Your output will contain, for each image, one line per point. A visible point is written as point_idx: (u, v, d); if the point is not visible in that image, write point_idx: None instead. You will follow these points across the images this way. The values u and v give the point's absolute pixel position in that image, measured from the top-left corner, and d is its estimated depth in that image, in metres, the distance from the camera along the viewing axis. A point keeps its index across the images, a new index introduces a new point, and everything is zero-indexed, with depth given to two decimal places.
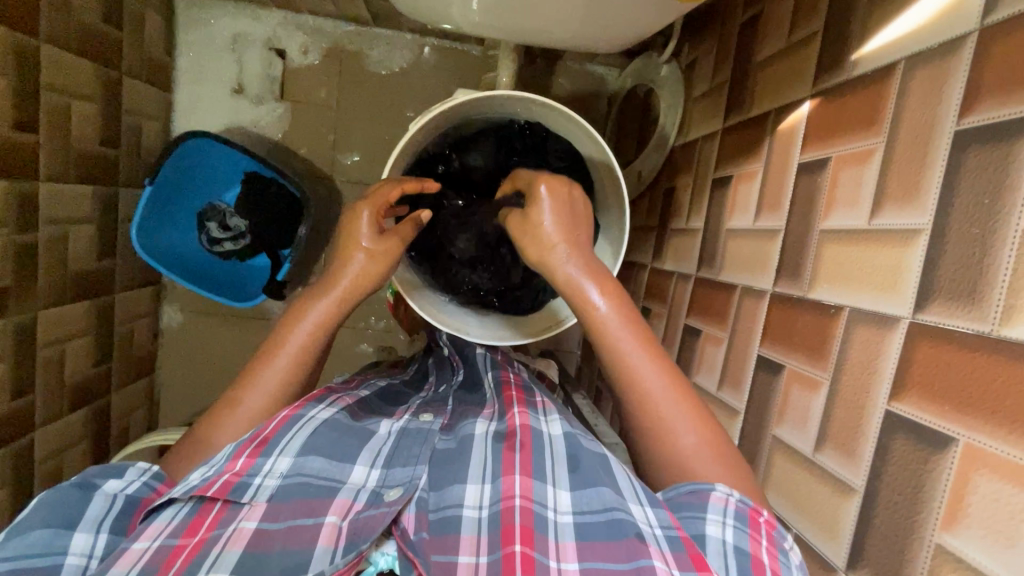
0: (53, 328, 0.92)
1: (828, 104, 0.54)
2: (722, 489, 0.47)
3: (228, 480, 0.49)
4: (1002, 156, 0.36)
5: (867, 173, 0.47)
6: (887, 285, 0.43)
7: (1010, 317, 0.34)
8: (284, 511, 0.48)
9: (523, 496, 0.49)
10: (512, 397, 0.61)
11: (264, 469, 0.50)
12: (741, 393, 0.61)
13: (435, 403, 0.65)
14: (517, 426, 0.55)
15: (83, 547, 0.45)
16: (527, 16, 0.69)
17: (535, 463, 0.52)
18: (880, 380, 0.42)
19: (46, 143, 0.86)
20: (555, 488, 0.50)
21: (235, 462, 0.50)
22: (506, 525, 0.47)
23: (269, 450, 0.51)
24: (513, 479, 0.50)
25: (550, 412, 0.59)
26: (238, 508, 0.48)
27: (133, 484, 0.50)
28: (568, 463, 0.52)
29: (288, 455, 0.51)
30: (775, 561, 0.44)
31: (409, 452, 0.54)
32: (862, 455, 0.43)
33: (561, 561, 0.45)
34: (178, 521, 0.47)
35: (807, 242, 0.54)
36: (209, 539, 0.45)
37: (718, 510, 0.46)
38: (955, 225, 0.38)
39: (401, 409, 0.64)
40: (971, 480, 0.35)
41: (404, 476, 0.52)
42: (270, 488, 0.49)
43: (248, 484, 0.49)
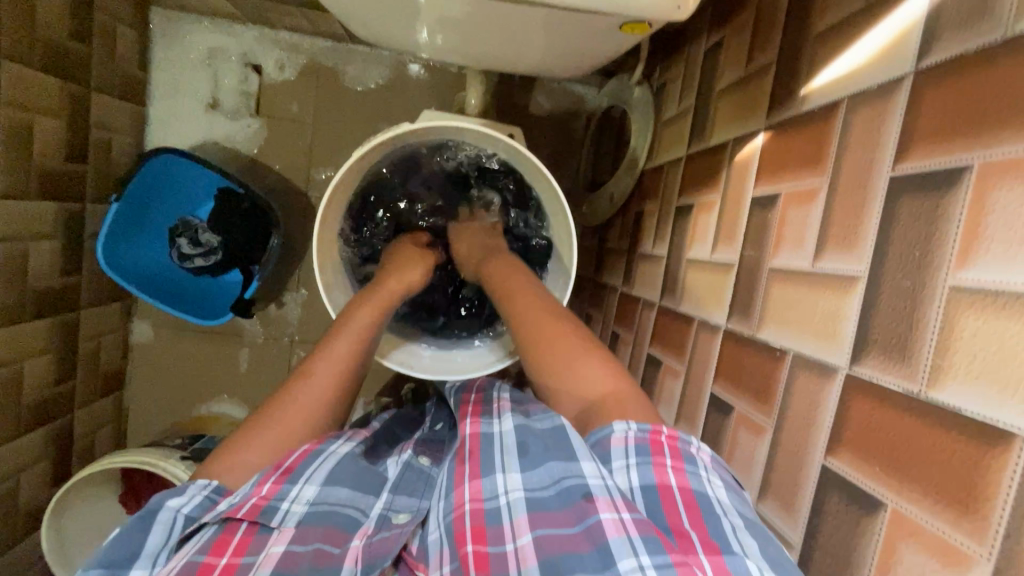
0: (10, 346, 0.90)
1: (779, 138, 0.53)
2: (620, 429, 0.44)
3: (256, 504, 0.47)
4: (932, 208, 0.34)
5: (811, 213, 0.46)
6: (827, 334, 0.41)
7: (937, 379, 0.32)
8: (311, 535, 0.47)
9: (474, 499, 0.48)
10: (466, 412, 0.59)
11: (291, 495, 0.49)
12: (695, 431, 0.59)
13: (433, 441, 0.65)
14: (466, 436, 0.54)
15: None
16: (487, 43, 0.68)
17: (483, 464, 0.51)
18: (819, 433, 0.41)
19: (5, 160, 0.85)
20: (504, 475, 0.48)
21: (261, 487, 0.48)
22: (459, 530, 0.46)
23: (295, 478, 0.50)
24: (462, 488, 0.49)
25: (504, 413, 0.57)
26: (267, 533, 0.47)
27: (195, 499, 0.47)
28: (516, 451, 0.50)
29: (313, 484, 0.50)
30: (684, 476, 0.41)
31: (414, 486, 0.56)
32: (799, 510, 0.41)
33: (516, 541, 0.43)
34: (205, 541, 0.45)
35: (757, 279, 0.53)
36: (242, 565, 0.44)
37: (620, 453, 0.44)
38: (888, 276, 0.37)
39: (403, 443, 0.65)
40: (896, 549, 0.33)
41: (410, 504, 0.54)
42: (298, 514, 0.48)
43: (276, 508, 0.48)
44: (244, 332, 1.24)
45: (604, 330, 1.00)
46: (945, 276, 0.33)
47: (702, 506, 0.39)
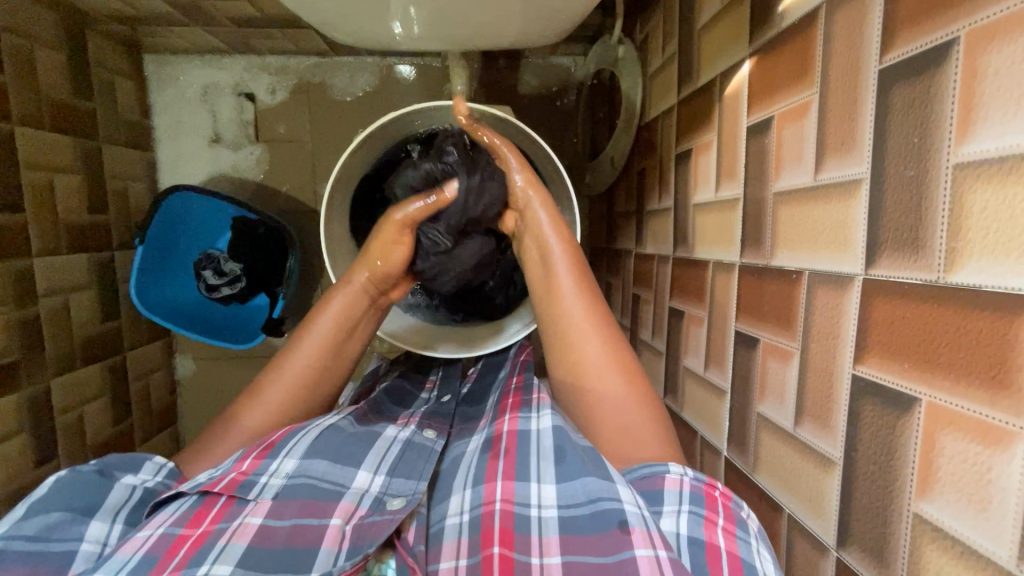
0: (67, 393, 0.95)
1: (764, 61, 0.51)
2: (676, 471, 0.49)
3: (234, 478, 0.51)
4: (925, 89, 0.33)
5: (807, 128, 0.45)
6: (838, 244, 0.41)
7: (954, 263, 0.31)
8: (288, 510, 0.50)
9: (505, 499, 0.51)
10: (506, 405, 0.64)
11: (270, 469, 0.52)
12: (725, 372, 0.59)
13: (439, 417, 0.66)
14: (504, 433, 0.58)
15: (97, 535, 0.48)
16: (461, 25, 0.69)
17: (517, 467, 0.54)
18: (845, 345, 0.40)
19: (33, 220, 0.90)
20: (538, 484, 0.52)
21: (241, 462, 0.52)
22: (486, 528, 0.49)
23: (275, 452, 0.53)
24: (494, 486, 0.52)
25: (544, 410, 0.60)
26: (244, 505, 0.50)
27: (150, 480, 0.53)
28: (554, 458, 0.54)
29: (293, 458, 0.53)
30: (734, 542, 0.44)
31: (414, 464, 0.56)
32: (836, 425, 0.41)
33: (543, 556, 0.46)
34: (183, 512, 0.49)
35: (764, 206, 0.52)
36: (214, 532, 0.47)
37: (674, 498, 0.47)
38: (891, 169, 0.36)
39: (405, 413, 0.68)
40: (937, 441, 0.32)
41: (407, 487, 0.53)
42: (276, 487, 0.51)
43: (254, 482, 0.51)
44: (278, 352, 1.28)
45: (625, 295, 0.99)
46: (947, 155, 0.32)
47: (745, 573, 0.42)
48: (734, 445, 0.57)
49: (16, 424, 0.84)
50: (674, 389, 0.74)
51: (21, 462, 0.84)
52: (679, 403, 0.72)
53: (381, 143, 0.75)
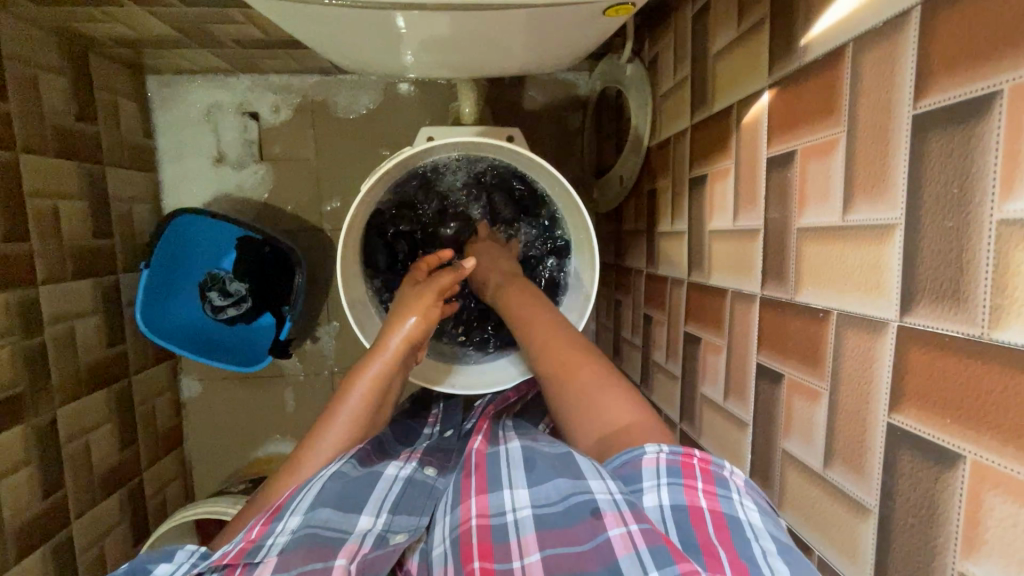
0: (73, 422, 0.94)
1: (786, 93, 0.51)
2: (652, 449, 0.47)
3: (243, 547, 0.48)
4: (965, 140, 0.32)
5: (833, 165, 0.44)
6: (871, 288, 0.40)
7: (999, 320, 0.30)
8: (292, 561, 0.47)
9: (480, 513, 0.51)
10: (480, 429, 0.65)
11: (276, 530, 0.50)
12: (746, 404, 0.58)
13: (441, 451, 0.67)
14: (474, 452, 0.59)
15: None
16: (472, 54, 0.68)
17: (491, 480, 0.54)
18: (878, 391, 0.39)
19: (39, 249, 0.89)
20: (512, 490, 0.52)
21: (251, 530, 0.50)
22: (466, 544, 0.49)
23: (281, 514, 0.51)
24: (470, 502, 0.52)
25: (509, 438, 0.62)
26: (254, 570, 0.47)
27: (183, 565, 0.48)
28: (524, 467, 0.55)
29: (298, 514, 0.52)
30: (715, 500, 0.43)
31: (414, 501, 0.57)
32: (871, 472, 0.40)
33: (524, 558, 0.46)
34: None
35: (787, 240, 0.51)
36: None
37: (651, 473, 0.46)
38: (928, 218, 0.35)
39: (407, 450, 0.68)
40: (984, 502, 0.31)
41: (409, 523, 0.55)
42: (281, 544, 0.49)
43: (261, 546, 0.48)
44: (285, 372, 1.27)
45: (636, 314, 0.98)
46: (990, 210, 0.31)
47: (732, 526, 0.42)
48: (757, 480, 0.56)
49: (23, 456, 0.83)
50: (690, 415, 0.73)
51: (28, 494, 0.83)
52: (696, 430, 0.71)
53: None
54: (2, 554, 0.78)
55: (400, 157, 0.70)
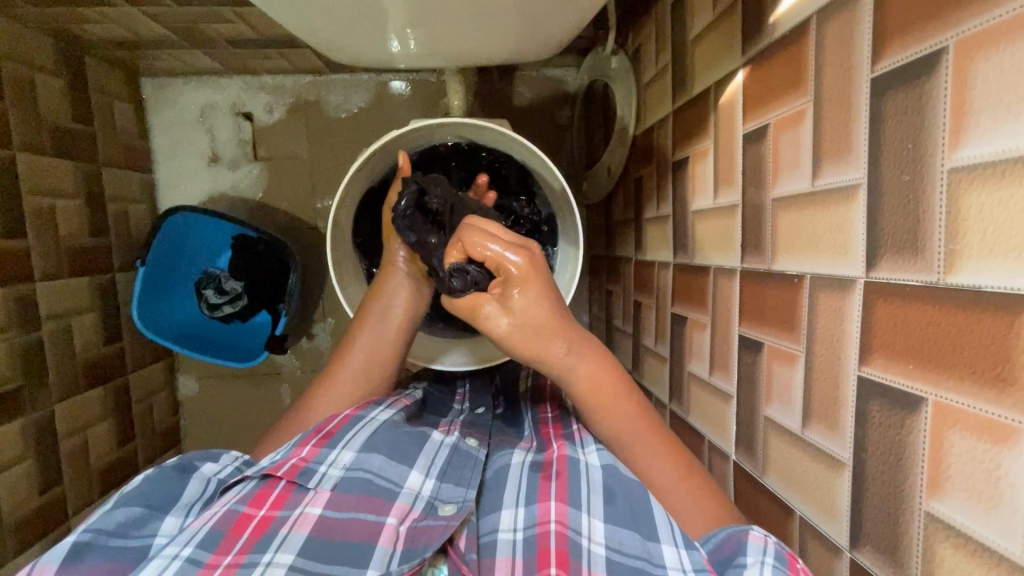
0: (71, 418, 0.95)
1: (758, 70, 0.53)
2: (761, 531, 0.44)
3: (296, 464, 0.52)
4: (917, 97, 0.34)
5: (803, 134, 0.46)
6: (839, 247, 0.41)
7: (954, 264, 0.32)
8: (345, 502, 0.50)
9: (558, 521, 0.50)
10: (549, 434, 0.64)
11: (329, 459, 0.53)
12: (730, 376, 0.59)
13: (478, 427, 0.66)
14: (555, 457, 0.57)
15: (170, 528, 0.49)
16: (457, 43, 0.70)
17: (571, 492, 0.53)
18: (849, 347, 0.40)
19: (36, 246, 0.90)
20: (590, 517, 0.50)
21: (302, 449, 0.54)
22: (542, 548, 0.48)
23: (333, 443, 0.55)
24: (548, 505, 0.51)
25: (589, 444, 0.60)
26: (304, 491, 0.51)
27: (227, 468, 0.55)
28: (604, 495, 0.52)
29: (350, 450, 0.54)
30: None
31: (461, 473, 0.56)
32: (844, 426, 0.41)
33: None
34: (247, 492, 0.50)
35: (763, 212, 0.53)
36: (277, 518, 0.48)
37: (756, 550, 0.43)
38: (887, 174, 0.36)
39: (444, 422, 0.68)
40: (945, 440, 0.33)
41: (457, 494, 0.53)
42: (333, 478, 0.52)
43: (314, 470, 0.52)
44: (282, 369, 1.28)
45: (626, 301, 1.00)
46: (941, 160, 0.33)
47: None
48: (742, 450, 0.57)
49: (21, 450, 0.84)
50: (679, 394, 0.74)
51: (26, 488, 0.84)
52: (685, 409, 0.72)
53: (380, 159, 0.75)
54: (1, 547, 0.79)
55: (385, 138, 0.70)
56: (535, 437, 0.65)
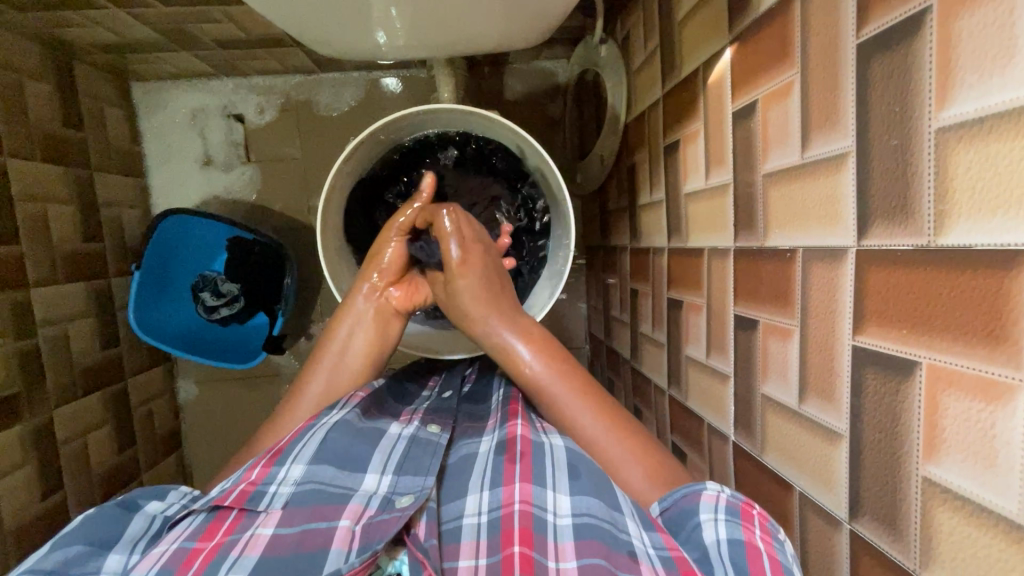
0: (70, 424, 0.95)
1: (745, 47, 0.52)
2: (714, 487, 0.47)
3: (244, 490, 0.51)
4: (902, 60, 0.34)
5: (791, 107, 0.45)
6: (830, 218, 0.41)
7: (944, 225, 0.32)
8: (298, 516, 0.49)
9: (523, 500, 0.50)
10: (513, 411, 0.61)
11: (279, 477, 0.53)
12: (727, 356, 0.59)
13: (442, 412, 0.66)
14: (518, 436, 0.56)
15: (115, 565, 0.47)
16: (444, 32, 0.70)
17: (535, 470, 0.53)
18: (843, 318, 0.40)
19: (29, 252, 0.90)
20: (554, 492, 0.51)
21: (251, 472, 0.53)
22: (506, 528, 0.48)
23: (283, 459, 0.54)
24: (513, 487, 0.51)
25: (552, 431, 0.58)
26: (255, 516, 0.50)
27: (174, 505, 0.54)
28: (569, 471, 0.52)
29: (300, 463, 0.53)
30: (773, 547, 0.43)
31: (420, 462, 0.55)
32: (840, 397, 0.41)
33: (559, 561, 0.46)
34: (196, 527, 0.49)
35: (754, 190, 0.52)
36: (226, 543, 0.47)
37: (709, 508, 0.46)
38: (876, 140, 0.36)
39: (407, 409, 0.66)
40: (940, 403, 0.33)
41: (415, 484, 0.53)
42: (285, 495, 0.51)
43: (263, 492, 0.51)
44: (282, 371, 1.28)
45: (623, 290, 0.99)
46: (929, 122, 0.32)
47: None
48: (740, 430, 0.56)
49: (20, 457, 0.83)
50: (677, 379, 0.73)
51: (27, 494, 0.84)
52: (683, 393, 0.72)
53: (371, 152, 0.75)
54: (4, 552, 0.78)
55: (374, 126, 0.69)
56: (501, 411, 0.64)
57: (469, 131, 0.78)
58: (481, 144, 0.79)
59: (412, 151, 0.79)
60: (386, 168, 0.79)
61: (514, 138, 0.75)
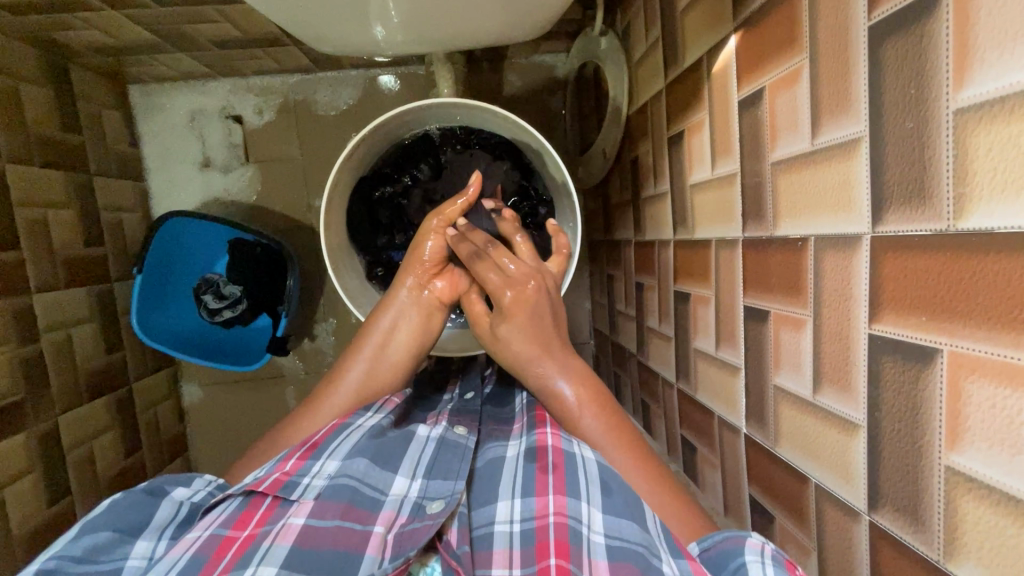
0: (76, 430, 0.94)
1: (750, 34, 0.52)
2: (758, 536, 0.45)
3: (278, 478, 0.51)
4: (917, 41, 0.33)
5: (800, 94, 0.44)
6: (843, 205, 0.40)
7: (962, 210, 0.31)
8: (329, 510, 0.48)
9: (558, 512, 0.49)
10: (543, 416, 0.60)
11: (313, 470, 0.52)
12: (737, 348, 0.58)
13: (467, 414, 0.65)
14: (549, 446, 0.55)
15: (142, 552, 0.48)
16: (444, 26, 0.69)
17: (569, 483, 0.51)
18: (858, 307, 0.39)
19: (30, 258, 0.89)
20: (589, 506, 0.50)
21: (286, 463, 0.53)
22: (541, 541, 0.48)
23: (318, 453, 0.54)
24: (547, 499, 0.51)
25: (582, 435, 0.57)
26: (288, 505, 0.50)
27: (200, 493, 0.54)
28: (603, 485, 0.51)
29: (335, 459, 0.53)
30: None
31: (449, 465, 0.55)
32: (857, 387, 0.40)
33: None
34: (230, 513, 0.49)
35: (762, 179, 0.52)
36: (259, 534, 0.47)
37: (754, 551, 0.44)
38: (889, 124, 0.36)
39: (432, 415, 0.67)
40: (962, 390, 0.32)
41: (445, 488, 0.53)
42: (317, 487, 0.51)
43: (296, 482, 0.51)
44: (287, 372, 1.27)
45: (628, 284, 0.98)
46: (946, 103, 0.32)
47: None
48: (753, 422, 0.56)
49: (26, 464, 0.83)
50: (685, 372, 0.73)
51: (34, 501, 0.83)
52: (693, 386, 0.71)
53: (371, 149, 0.74)
54: (12, 560, 0.78)
55: (373, 123, 0.68)
56: (527, 417, 0.63)
57: (472, 126, 0.77)
58: (483, 138, 0.78)
59: (414, 147, 0.78)
60: (389, 163, 0.78)
61: (513, 128, 0.74)
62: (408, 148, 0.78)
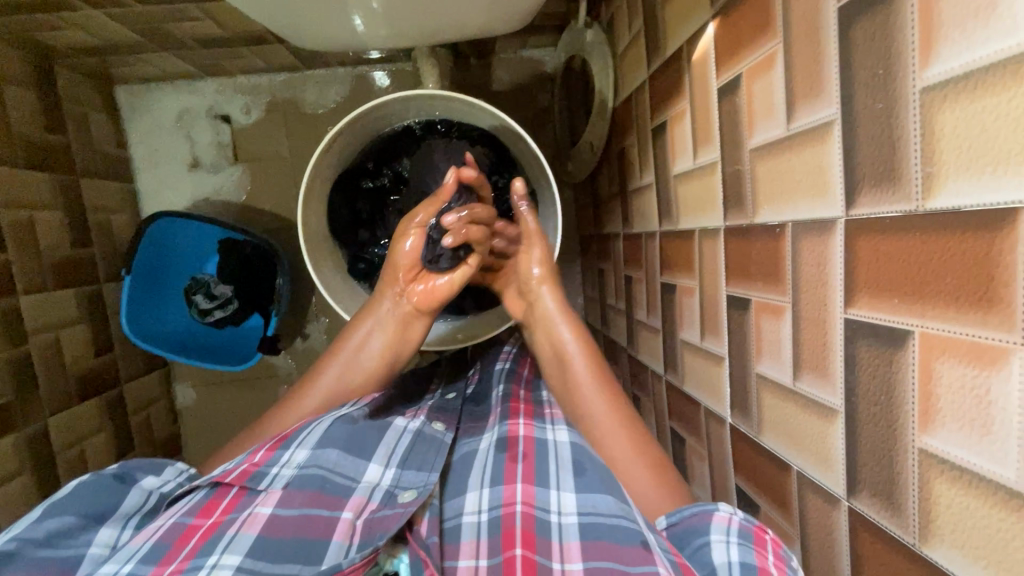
0: (67, 431, 0.94)
1: (727, 21, 0.51)
2: (727, 509, 0.45)
3: (245, 470, 0.51)
4: (884, 21, 0.33)
5: (775, 79, 0.44)
6: (819, 189, 0.40)
7: (931, 189, 0.31)
8: (297, 497, 0.49)
9: (525, 502, 0.50)
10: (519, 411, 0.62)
11: (282, 460, 0.52)
12: (720, 338, 0.58)
13: (448, 412, 0.65)
14: (520, 436, 0.57)
15: (107, 539, 0.48)
16: (423, 19, 0.68)
17: (538, 472, 0.53)
18: (834, 291, 0.39)
19: (16, 259, 0.89)
20: (558, 492, 0.50)
21: (254, 455, 0.53)
22: (507, 529, 0.48)
23: (288, 444, 0.53)
24: (514, 487, 0.51)
25: (558, 422, 0.60)
26: (255, 494, 0.49)
27: (169, 483, 0.54)
28: (573, 469, 0.52)
29: (305, 448, 0.53)
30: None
31: (425, 457, 0.55)
32: (834, 372, 0.40)
33: (565, 563, 0.45)
34: (195, 503, 0.49)
35: (741, 166, 0.51)
36: (225, 521, 0.46)
37: (721, 529, 0.44)
38: (859, 105, 0.35)
39: (413, 409, 0.66)
40: (933, 372, 0.32)
41: (418, 479, 0.53)
42: (286, 476, 0.50)
43: (265, 473, 0.51)
44: (279, 372, 1.27)
45: (618, 278, 0.98)
46: (913, 81, 0.31)
47: None
48: (737, 411, 0.55)
49: (16, 466, 0.83)
50: (673, 364, 0.72)
51: (24, 502, 0.83)
52: (680, 377, 0.70)
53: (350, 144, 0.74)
54: None
55: (349, 116, 0.67)
56: (501, 408, 0.64)
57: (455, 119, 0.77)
58: (466, 131, 0.78)
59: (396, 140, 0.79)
60: (370, 156, 0.78)
61: (494, 121, 0.74)
62: (390, 141, 0.78)
